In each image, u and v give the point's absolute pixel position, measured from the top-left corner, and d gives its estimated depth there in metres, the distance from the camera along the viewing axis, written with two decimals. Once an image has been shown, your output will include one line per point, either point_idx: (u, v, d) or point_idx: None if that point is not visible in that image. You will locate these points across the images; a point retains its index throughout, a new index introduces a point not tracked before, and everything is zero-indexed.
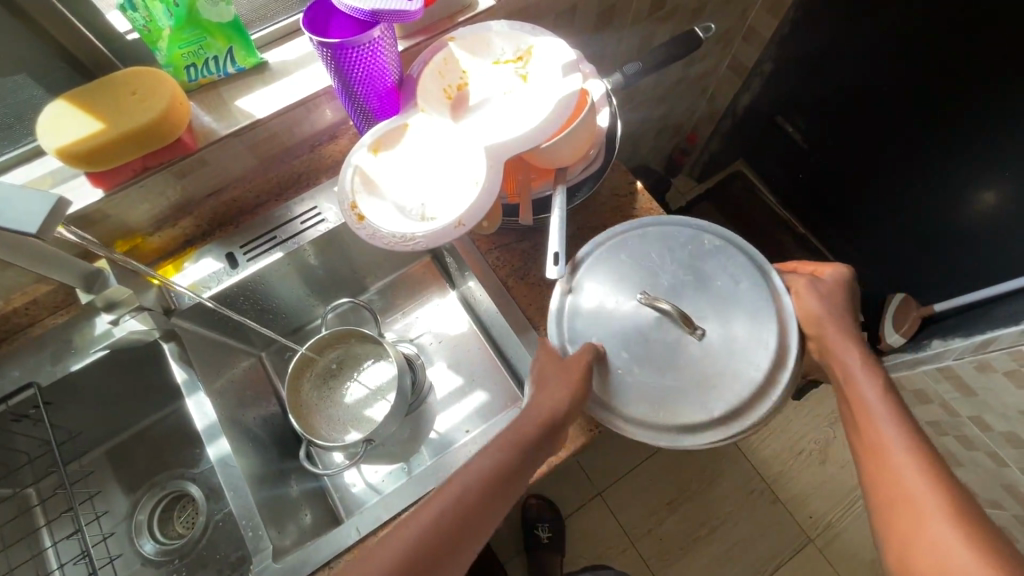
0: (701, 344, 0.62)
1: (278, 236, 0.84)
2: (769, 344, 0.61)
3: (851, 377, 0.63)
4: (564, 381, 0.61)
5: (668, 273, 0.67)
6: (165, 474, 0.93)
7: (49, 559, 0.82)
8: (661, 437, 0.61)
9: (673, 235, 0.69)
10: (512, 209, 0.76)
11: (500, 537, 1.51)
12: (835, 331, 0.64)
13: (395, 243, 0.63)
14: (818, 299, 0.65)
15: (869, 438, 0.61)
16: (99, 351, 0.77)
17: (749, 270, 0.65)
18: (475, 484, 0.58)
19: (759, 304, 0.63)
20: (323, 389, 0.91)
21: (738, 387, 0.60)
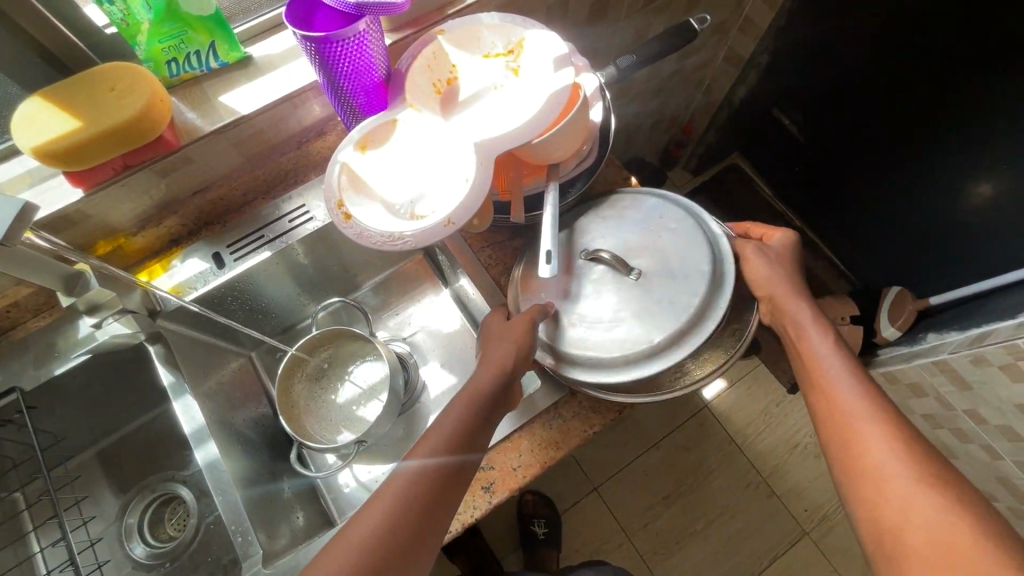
0: (639, 281, 0.66)
1: (266, 234, 0.82)
2: (703, 270, 0.65)
3: (802, 331, 0.69)
4: (510, 334, 0.66)
5: (609, 231, 0.71)
6: (155, 477, 0.92)
7: (37, 564, 0.81)
8: (612, 373, 0.64)
9: (614, 202, 0.73)
10: (503, 206, 0.74)
11: (496, 533, 1.50)
12: (782, 288, 0.70)
13: (384, 243, 0.62)
14: (766, 261, 0.72)
15: (825, 393, 0.64)
16: (82, 355, 0.76)
17: (680, 211, 0.70)
18: (435, 466, 0.57)
19: (691, 240, 0.68)
20: (314, 390, 0.89)
21: (676, 313, 0.64)
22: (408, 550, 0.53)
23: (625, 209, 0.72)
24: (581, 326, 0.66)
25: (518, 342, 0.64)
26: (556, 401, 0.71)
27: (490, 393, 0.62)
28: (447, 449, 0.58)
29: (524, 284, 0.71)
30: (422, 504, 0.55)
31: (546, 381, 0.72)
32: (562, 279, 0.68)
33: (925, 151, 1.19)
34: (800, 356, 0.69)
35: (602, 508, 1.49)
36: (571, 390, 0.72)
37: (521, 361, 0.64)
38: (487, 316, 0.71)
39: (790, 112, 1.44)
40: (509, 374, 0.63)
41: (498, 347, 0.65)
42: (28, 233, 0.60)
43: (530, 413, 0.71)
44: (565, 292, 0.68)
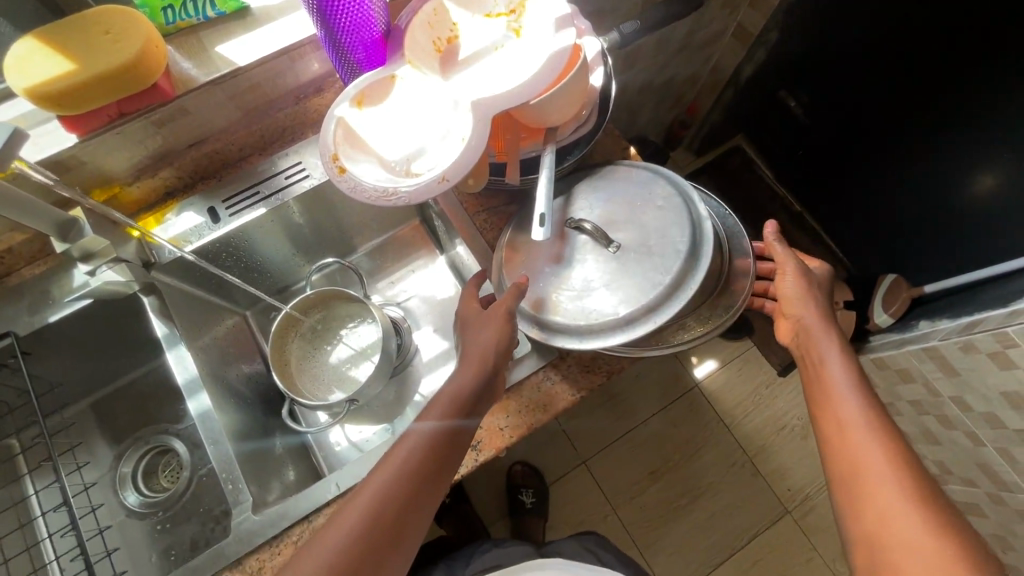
0: (616, 255, 0.63)
1: (261, 190, 0.82)
2: (679, 249, 0.61)
3: (824, 359, 0.70)
4: (489, 323, 0.64)
5: (598, 201, 0.68)
6: (151, 428, 0.93)
7: (32, 506, 0.82)
8: (574, 340, 0.63)
9: (611, 173, 0.71)
10: (499, 168, 0.73)
11: (483, 500, 1.53)
12: (814, 316, 0.73)
13: (377, 198, 0.61)
14: (801, 281, 0.76)
15: (839, 422, 0.65)
16: (88, 300, 0.76)
17: (669, 187, 0.66)
18: (438, 433, 0.59)
19: (673, 217, 0.64)
20: (307, 349, 0.92)
21: (644, 288, 0.61)
22: (401, 516, 0.56)
23: (618, 181, 0.69)
24: (556, 293, 0.65)
25: (496, 336, 0.63)
26: (545, 362, 0.72)
27: (470, 392, 0.62)
28: (443, 416, 0.60)
29: (509, 256, 0.70)
30: (418, 473, 0.58)
31: (536, 346, 0.73)
32: (553, 242, 0.67)
33: (929, 139, 1.18)
34: (817, 380, 0.70)
35: (590, 480, 1.53)
36: (561, 353, 0.72)
37: (499, 354, 0.63)
38: (460, 296, 0.72)
39: (797, 93, 1.42)
40: (490, 356, 0.62)
41: (478, 338, 0.64)
42: (24, 164, 0.57)
43: (521, 375, 0.72)
44: (549, 258, 0.67)
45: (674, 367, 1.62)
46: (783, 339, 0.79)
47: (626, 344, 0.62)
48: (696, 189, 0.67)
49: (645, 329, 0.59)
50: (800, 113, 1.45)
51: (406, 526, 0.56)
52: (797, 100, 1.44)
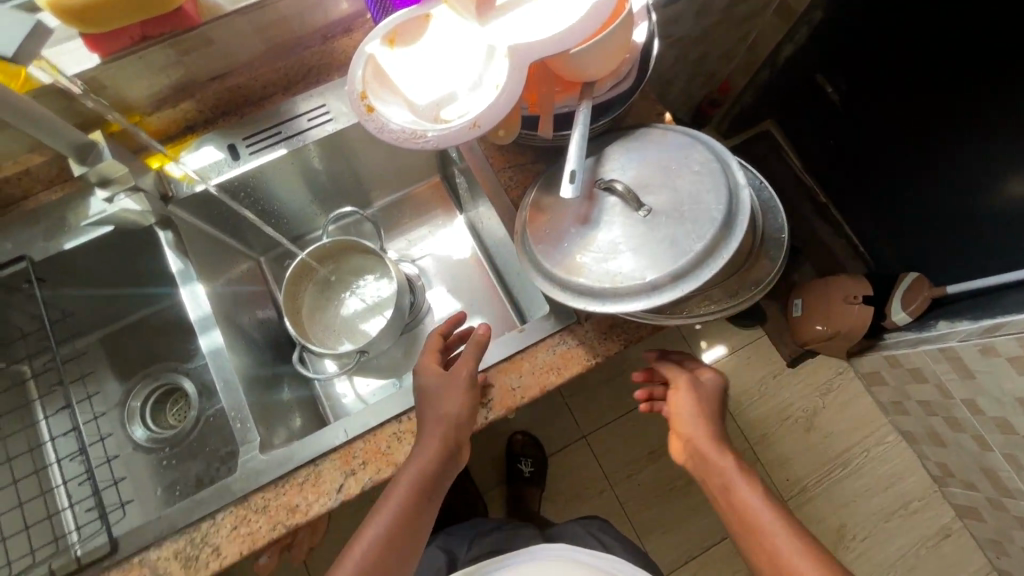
0: (646, 219, 0.61)
1: (283, 130, 0.79)
2: (714, 216, 0.59)
3: (728, 483, 0.67)
4: (452, 392, 0.65)
5: (629, 165, 0.65)
6: (160, 366, 0.93)
7: (41, 431, 0.83)
8: (596, 303, 0.61)
9: (643, 136, 0.67)
10: (531, 121, 0.70)
11: (480, 468, 1.55)
12: (705, 434, 0.71)
13: (405, 140, 0.58)
14: (691, 399, 0.74)
15: (765, 549, 0.62)
16: (108, 227, 0.74)
17: (707, 154, 0.63)
18: (462, 417, 0.64)
19: (710, 184, 0.61)
20: (319, 298, 0.94)
21: (674, 253, 0.58)
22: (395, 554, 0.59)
23: (652, 144, 0.66)
24: (582, 254, 0.62)
25: (459, 406, 0.64)
26: (563, 324, 0.70)
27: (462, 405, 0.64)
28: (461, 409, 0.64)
29: (533, 216, 0.68)
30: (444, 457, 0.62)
31: (555, 309, 0.71)
32: (581, 203, 0.65)
33: (938, 137, 1.20)
34: (729, 507, 0.67)
35: (588, 455, 1.54)
36: (579, 318, 0.70)
37: (463, 424, 0.64)
38: (424, 350, 0.71)
39: (835, 79, 1.37)
40: (453, 425, 0.63)
41: (436, 406, 0.64)
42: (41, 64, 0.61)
43: (537, 335, 0.70)
44: (576, 219, 0.65)
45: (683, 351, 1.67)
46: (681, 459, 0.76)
47: (648, 311, 0.60)
48: (734, 158, 0.64)
49: (671, 297, 0.57)
50: (836, 99, 1.40)
51: (420, 522, 0.61)
52: (834, 86, 1.39)
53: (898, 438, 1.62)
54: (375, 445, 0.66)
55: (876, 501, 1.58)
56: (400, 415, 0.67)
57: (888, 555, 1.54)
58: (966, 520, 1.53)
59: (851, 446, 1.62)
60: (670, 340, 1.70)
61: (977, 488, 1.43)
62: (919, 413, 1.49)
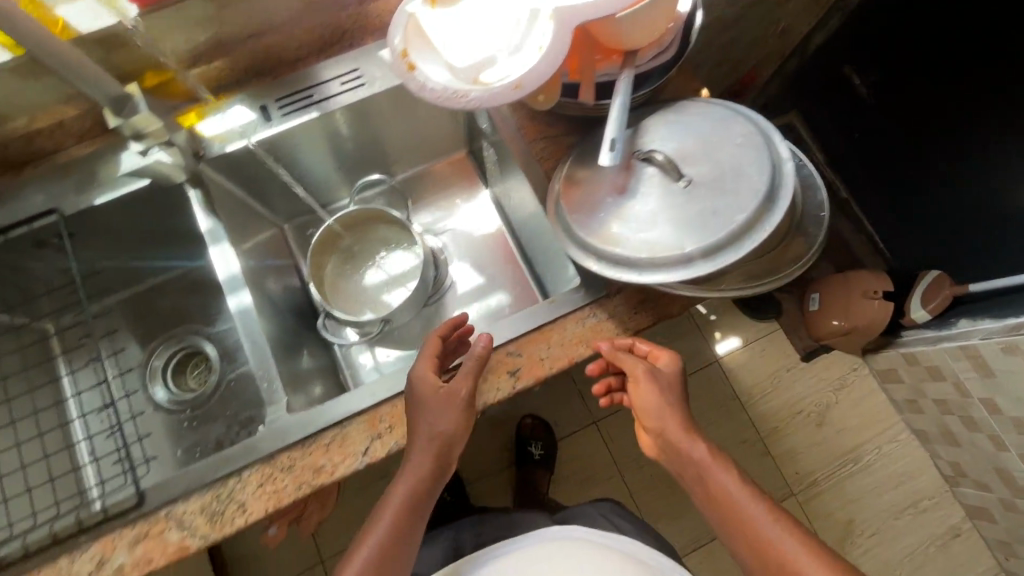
0: (686, 190, 0.60)
1: (314, 94, 0.79)
2: (757, 188, 0.58)
3: (704, 471, 0.62)
4: (446, 407, 0.63)
5: (668, 135, 0.64)
6: (182, 329, 0.94)
7: (65, 386, 0.84)
8: (633, 273, 0.60)
9: (683, 105, 0.66)
10: (571, 89, 0.69)
11: (489, 449, 1.55)
12: (674, 424, 0.64)
13: (446, 98, 0.58)
14: (656, 389, 0.64)
15: (749, 535, 0.59)
16: (144, 181, 0.73)
17: (748, 126, 0.62)
18: (456, 435, 0.63)
19: (752, 156, 0.60)
20: (343, 267, 0.94)
21: (715, 225, 0.57)
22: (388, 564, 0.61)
23: (692, 114, 0.65)
24: (619, 225, 0.62)
25: (452, 424, 0.62)
26: (595, 295, 0.70)
27: (455, 424, 0.63)
28: (454, 428, 0.63)
29: (569, 185, 0.67)
30: (434, 473, 0.62)
31: (584, 281, 0.70)
32: (618, 173, 0.64)
33: (955, 135, 1.23)
34: (706, 494, 0.62)
35: (598, 441, 1.53)
36: (609, 291, 0.70)
37: (456, 441, 0.63)
38: (422, 352, 0.68)
39: (864, 70, 1.32)
40: (445, 442, 0.62)
41: (429, 423, 0.62)
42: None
43: (565, 307, 0.70)
44: (613, 189, 0.64)
45: (698, 342, 1.67)
46: (653, 452, 0.69)
47: (685, 282, 0.60)
48: (777, 130, 0.63)
49: (710, 269, 0.57)
50: (865, 92, 1.35)
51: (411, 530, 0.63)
52: (863, 78, 1.34)
53: (909, 436, 1.61)
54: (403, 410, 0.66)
55: (886, 498, 1.57)
56: None
57: (895, 552, 1.54)
58: (976, 521, 1.52)
59: (862, 443, 1.61)
60: (684, 330, 1.69)
61: (990, 488, 1.42)
62: (934, 411, 1.48)
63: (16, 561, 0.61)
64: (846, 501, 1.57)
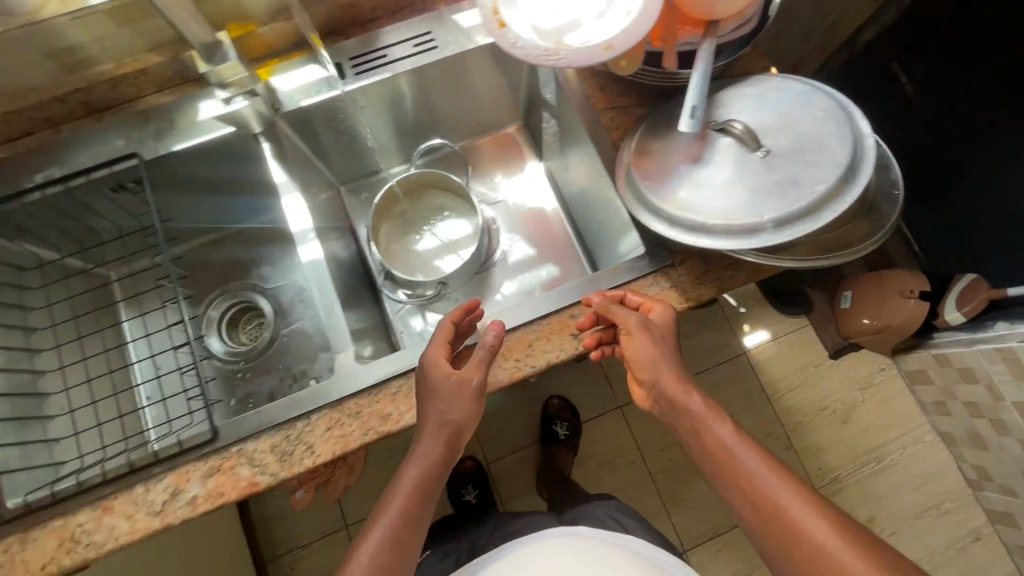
0: (764, 160, 0.61)
1: (390, 54, 0.80)
2: (839, 161, 0.59)
3: (699, 420, 0.63)
4: (458, 395, 0.63)
5: (745, 107, 0.65)
6: (237, 284, 0.96)
7: (124, 331, 0.86)
8: (707, 239, 0.61)
9: (760, 79, 0.66)
10: (654, 57, 0.69)
11: (514, 429, 1.57)
12: (669, 375, 0.64)
13: (538, 56, 0.58)
14: (650, 340, 0.65)
15: (743, 483, 0.60)
16: (228, 127, 0.75)
17: (829, 102, 0.62)
18: (464, 423, 0.63)
19: (834, 130, 0.60)
20: (397, 232, 0.96)
21: (795, 195, 0.58)
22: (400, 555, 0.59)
23: (770, 87, 0.65)
24: (694, 192, 0.62)
25: (463, 412, 0.63)
26: (661, 263, 0.71)
27: (465, 414, 0.63)
28: (463, 416, 0.63)
29: (640, 153, 0.68)
30: (442, 460, 0.62)
31: (649, 250, 0.72)
32: (694, 141, 0.65)
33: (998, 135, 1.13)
34: (699, 446, 0.63)
35: (622, 425, 1.55)
36: (674, 261, 0.71)
37: (464, 428, 0.64)
38: (433, 338, 0.68)
39: (911, 68, 1.23)
40: (455, 430, 0.63)
41: (441, 410, 0.62)
42: None
43: (631, 274, 0.71)
44: (686, 158, 0.64)
45: (726, 335, 1.68)
46: (646, 405, 0.70)
47: (758, 250, 0.61)
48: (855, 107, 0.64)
49: (787, 237, 0.58)
50: (911, 91, 1.26)
51: (422, 521, 0.61)
52: (910, 76, 1.24)
53: (935, 439, 1.60)
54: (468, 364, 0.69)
55: (907, 498, 1.57)
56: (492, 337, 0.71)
57: (915, 553, 1.54)
58: (999, 526, 1.52)
59: (887, 442, 1.61)
60: (712, 321, 1.69)
61: (1016, 494, 1.42)
62: (963, 414, 1.47)
63: (96, 485, 0.63)
64: (868, 500, 1.57)
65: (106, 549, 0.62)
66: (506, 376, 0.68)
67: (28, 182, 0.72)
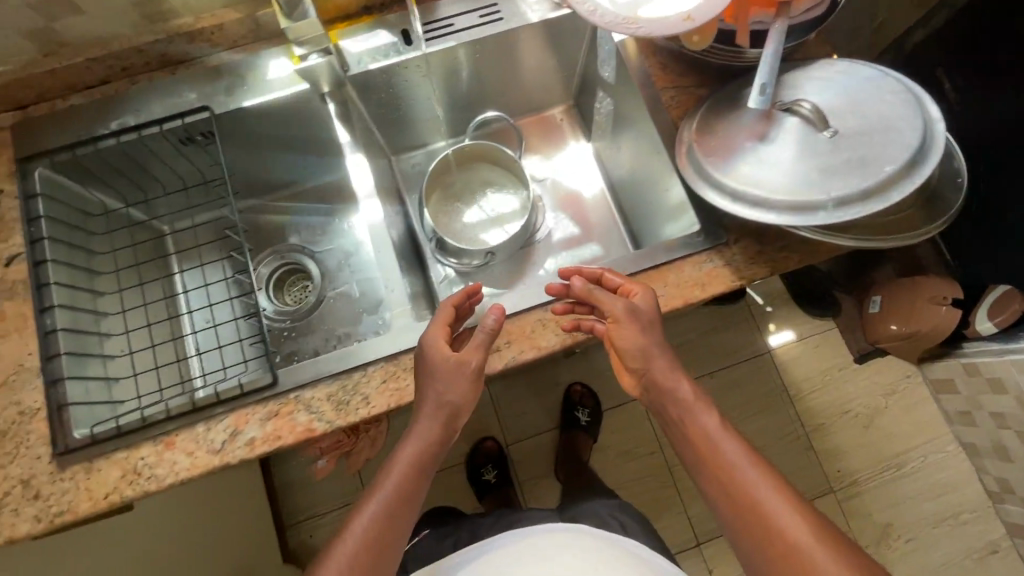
0: (832, 140, 0.61)
1: (455, 23, 0.82)
2: (908, 144, 0.59)
3: (688, 409, 0.64)
4: (457, 375, 0.63)
5: (814, 89, 0.65)
6: (287, 244, 0.97)
7: (177, 282, 0.88)
8: (769, 215, 0.62)
9: (829, 62, 0.67)
10: (724, 36, 0.70)
11: (535, 413, 1.58)
12: (661, 364, 0.66)
13: (617, 24, 0.60)
14: (637, 326, 0.65)
15: (723, 475, 0.61)
16: (304, 84, 0.77)
17: (900, 86, 0.63)
18: (463, 405, 0.64)
19: (904, 114, 0.61)
20: (448, 203, 0.97)
21: (862, 174, 0.59)
22: (391, 533, 0.60)
23: (839, 70, 0.66)
24: (758, 168, 0.63)
25: (461, 394, 0.64)
26: (718, 240, 0.71)
27: (462, 398, 0.64)
28: (462, 398, 0.64)
29: (704, 129, 0.69)
30: (438, 440, 0.63)
31: (705, 227, 0.72)
32: (761, 120, 0.65)
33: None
34: (684, 436, 0.65)
35: (643, 415, 1.56)
36: (730, 239, 0.71)
37: (462, 409, 0.65)
38: (434, 319, 0.68)
39: (957, 75, 1.19)
40: (453, 411, 0.63)
41: (439, 392, 0.63)
42: None
43: (686, 250, 0.72)
44: (751, 135, 0.65)
45: (751, 333, 1.67)
46: (633, 394, 0.71)
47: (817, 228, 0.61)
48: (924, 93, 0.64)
49: (852, 216, 0.59)
50: (953, 99, 1.22)
51: (416, 500, 0.62)
52: (953, 83, 1.21)
53: (957, 449, 1.59)
54: (522, 327, 0.71)
55: (926, 507, 1.56)
56: (545, 303, 0.72)
57: (931, 562, 1.53)
58: (1018, 540, 1.51)
59: (908, 449, 1.60)
60: (738, 318, 1.68)
61: None
62: (989, 425, 1.47)
63: (159, 422, 0.66)
64: (887, 506, 1.56)
65: (166, 482, 0.64)
66: (558, 341, 0.71)
67: (104, 128, 0.75)
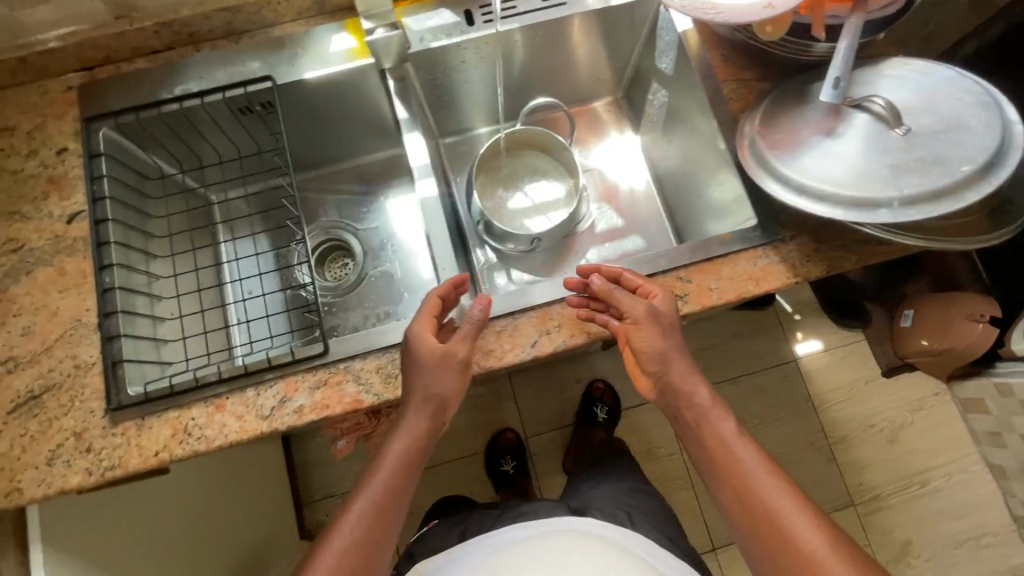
0: (904, 138, 0.61)
1: (518, 6, 0.82)
2: (985, 145, 0.58)
3: (705, 413, 0.64)
4: (444, 367, 0.63)
5: (885, 87, 0.65)
6: (332, 220, 0.98)
7: (225, 250, 0.90)
8: (835, 210, 0.61)
9: (902, 61, 0.66)
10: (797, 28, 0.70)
11: (556, 407, 1.58)
12: (678, 365, 0.66)
13: (695, 8, 0.59)
14: (655, 329, 0.65)
15: (738, 480, 0.60)
16: (368, 58, 0.78)
17: (977, 88, 0.62)
18: (450, 397, 0.64)
19: (981, 114, 0.60)
20: (493, 188, 0.97)
21: (937, 173, 0.58)
22: (383, 522, 0.60)
23: (913, 69, 0.65)
24: (825, 163, 0.62)
25: (448, 386, 0.64)
26: (775, 236, 0.70)
27: (449, 389, 0.64)
28: (450, 390, 0.64)
29: (768, 122, 0.68)
30: (425, 431, 0.64)
31: (763, 222, 0.71)
32: (831, 115, 0.64)
33: None
34: (699, 441, 0.64)
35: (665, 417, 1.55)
36: (788, 236, 0.71)
37: (450, 401, 0.65)
38: (418, 312, 0.67)
39: None
40: (441, 404, 0.63)
41: (426, 384, 0.63)
42: None
43: (742, 244, 0.71)
44: (818, 130, 0.64)
45: (778, 341, 1.65)
46: (649, 396, 0.71)
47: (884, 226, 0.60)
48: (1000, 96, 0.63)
49: (922, 214, 0.57)
50: None
51: (405, 492, 0.63)
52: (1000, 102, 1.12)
53: (982, 470, 1.56)
54: (574, 312, 0.70)
55: (947, 526, 1.53)
56: None
57: None
58: None
59: (932, 467, 1.57)
60: (766, 326, 1.66)
61: None
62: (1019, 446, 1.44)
63: (211, 383, 0.66)
64: (908, 523, 1.54)
65: (215, 444, 0.65)
66: None
67: (167, 93, 0.75)
